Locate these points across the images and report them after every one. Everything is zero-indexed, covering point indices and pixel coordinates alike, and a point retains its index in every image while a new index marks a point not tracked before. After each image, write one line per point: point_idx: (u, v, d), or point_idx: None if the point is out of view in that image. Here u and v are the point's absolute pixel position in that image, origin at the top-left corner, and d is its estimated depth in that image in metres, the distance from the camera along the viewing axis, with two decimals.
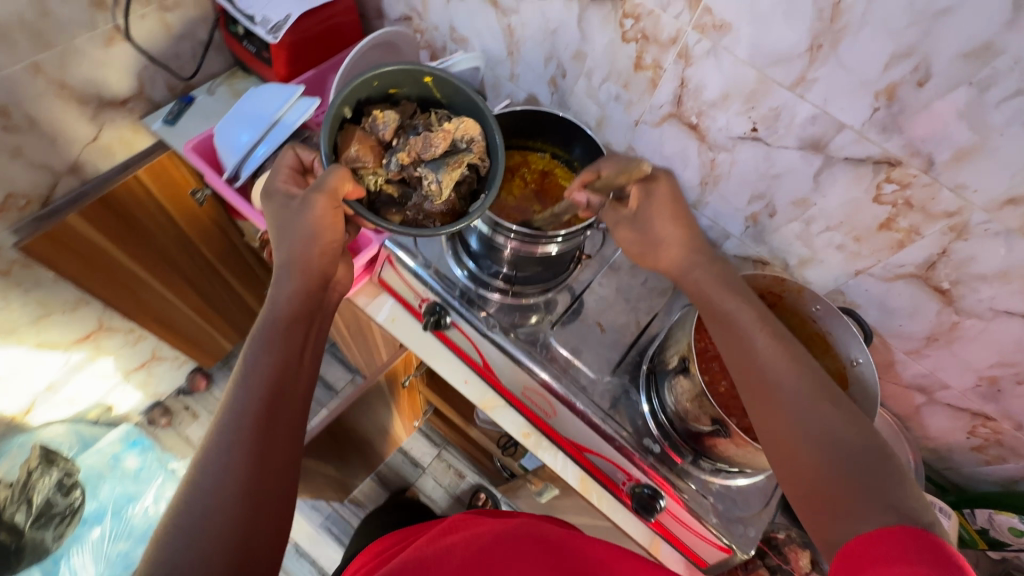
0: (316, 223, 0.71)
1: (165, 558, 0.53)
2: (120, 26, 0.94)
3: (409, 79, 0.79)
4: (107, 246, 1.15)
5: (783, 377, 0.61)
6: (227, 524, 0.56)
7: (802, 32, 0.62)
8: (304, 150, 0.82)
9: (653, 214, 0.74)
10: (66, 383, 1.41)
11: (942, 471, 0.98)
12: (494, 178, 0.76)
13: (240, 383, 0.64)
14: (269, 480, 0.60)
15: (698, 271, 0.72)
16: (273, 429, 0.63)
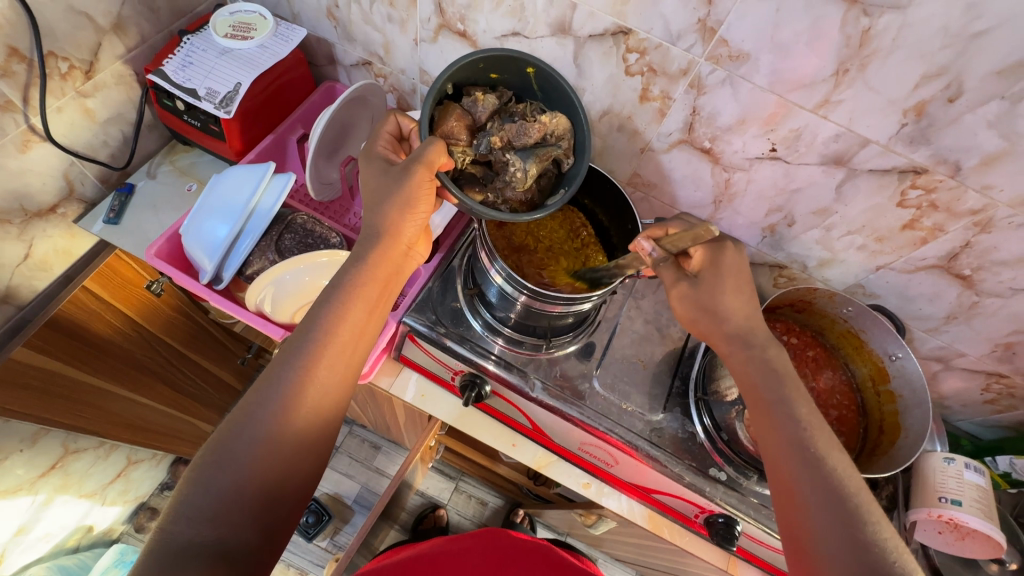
0: (358, 318, 0.63)
1: (200, 482, 0.51)
2: (35, 126, 0.81)
3: (512, 67, 0.71)
4: (64, 366, 1.00)
5: (806, 484, 0.55)
6: (257, 502, 0.52)
7: (827, 59, 0.61)
8: (406, 118, 0.77)
9: (723, 282, 0.66)
10: (37, 522, 1.23)
11: (958, 425, 1.02)
12: (575, 177, 0.70)
13: (300, 340, 0.59)
14: (304, 463, 0.56)
15: (754, 345, 0.65)
16: (324, 410, 0.57)
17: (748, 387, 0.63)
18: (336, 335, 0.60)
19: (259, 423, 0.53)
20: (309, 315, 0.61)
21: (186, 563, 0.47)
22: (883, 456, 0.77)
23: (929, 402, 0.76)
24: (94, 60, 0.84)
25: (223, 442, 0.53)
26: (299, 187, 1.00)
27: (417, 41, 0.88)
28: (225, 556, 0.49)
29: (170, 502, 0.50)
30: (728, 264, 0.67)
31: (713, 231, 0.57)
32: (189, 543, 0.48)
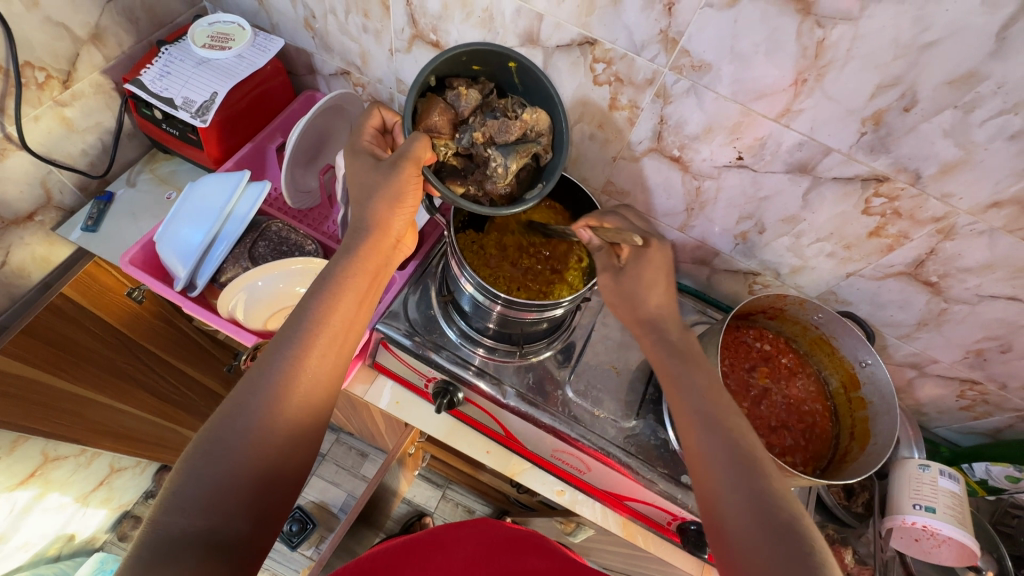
0: (348, 305, 0.62)
1: (192, 472, 0.49)
2: (11, 135, 0.81)
3: (495, 61, 0.70)
4: (44, 375, 1.00)
5: (713, 451, 0.56)
6: (251, 492, 0.50)
7: (786, 68, 0.62)
8: (389, 111, 0.77)
9: (643, 274, 0.69)
10: (17, 529, 1.23)
11: (935, 430, 1.02)
12: (553, 173, 0.70)
13: (291, 331, 0.58)
14: (296, 453, 0.55)
15: (664, 331, 0.67)
16: (315, 399, 0.56)
17: (660, 370, 0.65)
18: (327, 326, 0.59)
19: (250, 412, 0.52)
20: (298, 308, 0.60)
21: (177, 555, 0.45)
22: (853, 462, 0.77)
23: (897, 407, 0.76)
24: (71, 70, 0.85)
25: (213, 432, 0.51)
26: (277, 195, 1.01)
27: (392, 51, 0.89)
28: (218, 546, 0.47)
29: (161, 494, 0.49)
30: (652, 260, 0.70)
31: (638, 239, 0.66)
32: (180, 534, 0.46)
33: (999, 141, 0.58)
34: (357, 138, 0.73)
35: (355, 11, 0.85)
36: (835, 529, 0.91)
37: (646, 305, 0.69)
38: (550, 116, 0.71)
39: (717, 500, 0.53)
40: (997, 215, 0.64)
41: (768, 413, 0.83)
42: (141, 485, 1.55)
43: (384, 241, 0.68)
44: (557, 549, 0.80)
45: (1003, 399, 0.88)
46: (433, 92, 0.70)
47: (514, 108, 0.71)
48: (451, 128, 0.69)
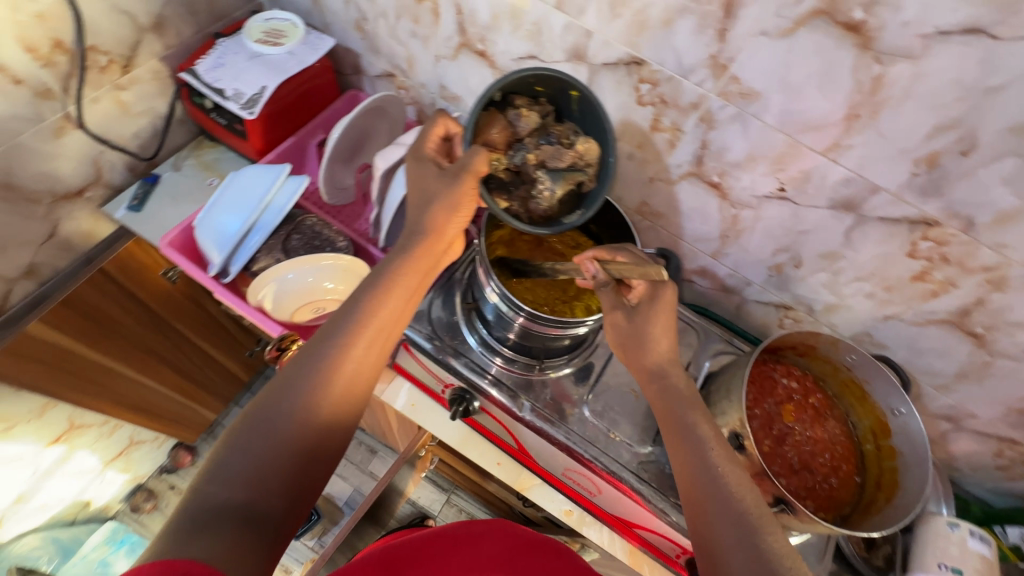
0: (392, 302, 0.62)
1: (236, 446, 0.50)
2: (70, 114, 0.85)
3: (558, 86, 0.69)
4: (76, 345, 1.03)
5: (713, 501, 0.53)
6: (291, 471, 0.50)
7: (838, 102, 0.60)
8: (453, 121, 0.73)
9: (655, 315, 0.66)
10: (37, 491, 1.27)
11: (966, 487, 0.97)
12: (594, 201, 0.69)
13: (341, 318, 0.59)
14: (335, 438, 0.55)
15: (671, 379, 0.65)
16: (357, 388, 0.56)
17: (663, 416, 0.63)
18: (376, 316, 0.60)
19: (298, 391, 0.53)
20: (350, 298, 0.61)
21: (217, 525, 0.45)
22: (878, 513, 0.74)
23: (930, 461, 0.73)
24: (131, 56, 0.89)
25: (261, 408, 0.52)
26: (314, 190, 1.02)
27: (438, 57, 0.90)
28: (253, 521, 0.47)
29: (205, 463, 0.49)
30: (664, 300, 0.66)
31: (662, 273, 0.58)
32: (220, 504, 0.46)
33: None
34: (421, 143, 0.71)
35: (405, 16, 0.87)
36: None
37: (650, 353, 0.67)
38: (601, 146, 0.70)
39: (720, 555, 0.50)
40: None
41: (791, 453, 0.80)
42: (157, 459, 1.58)
43: (438, 244, 0.69)
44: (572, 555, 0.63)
45: None
46: (496, 106, 0.70)
47: (569, 134, 0.71)
48: (506, 145, 0.69)
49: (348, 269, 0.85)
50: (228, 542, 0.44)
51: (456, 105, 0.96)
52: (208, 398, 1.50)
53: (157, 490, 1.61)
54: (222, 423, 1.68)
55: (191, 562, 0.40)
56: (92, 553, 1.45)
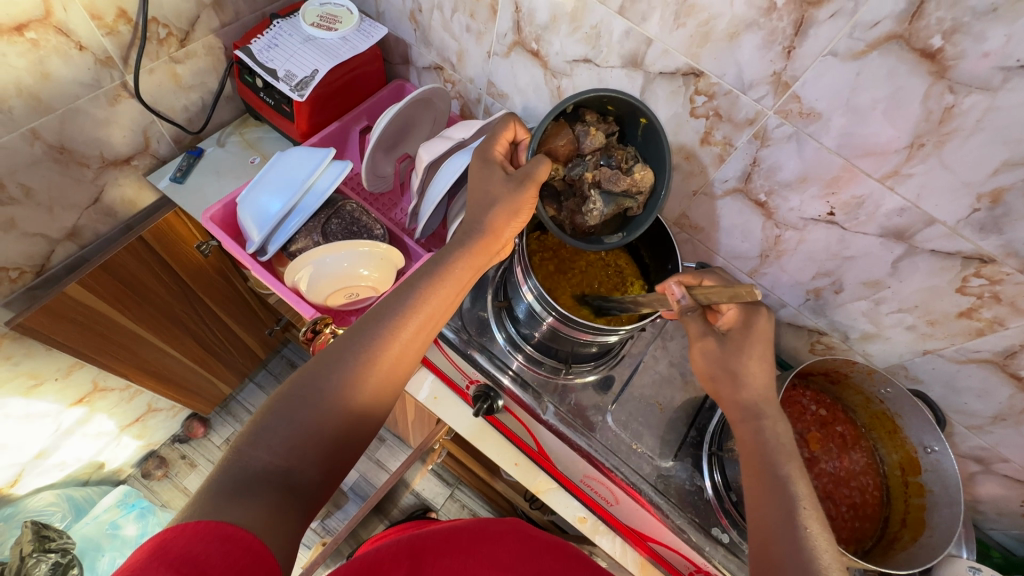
0: (434, 289, 0.61)
1: (279, 413, 0.50)
2: (127, 83, 0.87)
3: (629, 108, 0.72)
4: (109, 310, 1.05)
5: (784, 556, 0.51)
6: (329, 444, 0.51)
7: (903, 130, 0.59)
8: (522, 125, 0.75)
9: (749, 343, 0.65)
10: (58, 448, 1.29)
11: (988, 532, 0.94)
12: (636, 227, 0.73)
13: (395, 300, 0.59)
14: (373, 416, 0.56)
15: (765, 421, 0.62)
16: (397, 372, 0.57)
17: (749, 455, 0.61)
18: (427, 303, 0.60)
19: (345, 367, 0.54)
20: (405, 281, 0.61)
21: (255, 489, 0.45)
22: (901, 550, 0.73)
23: (961, 504, 0.71)
24: (190, 30, 0.90)
25: (307, 379, 0.53)
26: (353, 176, 1.03)
27: (490, 53, 0.90)
28: (289, 489, 0.48)
29: (247, 423, 0.50)
30: (757, 327, 0.65)
31: (755, 296, 0.50)
32: (260, 469, 0.47)
33: None
34: (489, 146, 0.72)
35: (461, 10, 0.87)
36: None
37: (747, 387, 0.64)
38: (655, 175, 0.73)
39: None
40: None
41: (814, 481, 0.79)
42: (170, 428, 1.61)
43: (491, 246, 0.68)
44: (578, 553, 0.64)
45: None
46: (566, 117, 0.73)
47: (628, 158, 0.74)
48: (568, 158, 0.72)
49: (385, 257, 0.86)
50: (266, 508, 0.45)
51: (502, 102, 0.96)
52: (224, 371, 1.52)
53: (168, 459, 1.63)
54: (237, 398, 1.70)
55: (232, 526, 0.42)
56: (104, 514, 1.42)
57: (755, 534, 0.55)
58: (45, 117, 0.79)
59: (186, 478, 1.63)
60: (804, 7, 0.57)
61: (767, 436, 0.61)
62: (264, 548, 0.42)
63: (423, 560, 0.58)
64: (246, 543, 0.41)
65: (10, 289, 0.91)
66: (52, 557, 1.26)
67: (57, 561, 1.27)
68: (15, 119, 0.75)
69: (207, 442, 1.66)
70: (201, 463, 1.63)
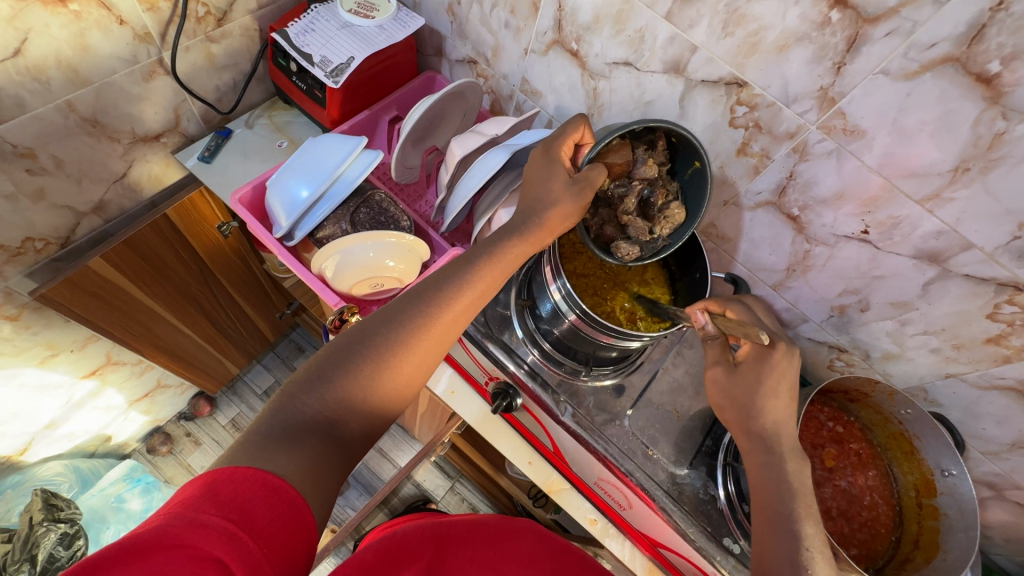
0: (474, 274, 0.64)
1: (329, 364, 0.54)
2: (163, 60, 0.86)
3: (690, 147, 0.72)
4: (128, 284, 1.05)
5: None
6: (375, 401, 0.54)
7: (949, 153, 0.59)
8: (589, 133, 0.74)
9: (764, 380, 0.63)
10: (67, 419, 1.30)
11: (994, 557, 0.94)
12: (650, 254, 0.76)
13: (445, 273, 0.63)
14: (414, 379, 0.58)
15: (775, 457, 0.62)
16: (439, 338, 0.60)
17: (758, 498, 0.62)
18: (474, 278, 0.64)
19: (398, 328, 0.57)
20: (456, 258, 0.66)
21: (301, 437, 0.48)
22: (913, 572, 0.73)
23: (978, 529, 0.71)
24: (227, 10, 0.90)
25: (358, 335, 0.56)
26: (381, 165, 1.03)
27: (527, 51, 0.90)
28: (333, 439, 0.50)
29: (302, 370, 0.53)
30: (775, 366, 0.63)
31: (763, 339, 0.55)
32: (308, 414, 0.50)
33: None
34: (554, 144, 0.72)
35: (502, 6, 0.86)
36: None
37: (760, 417, 0.63)
38: (688, 214, 0.75)
39: None
40: None
41: (827, 497, 0.80)
42: (177, 405, 1.61)
43: (545, 238, 0.71)
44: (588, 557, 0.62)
45: None
46: (632, 135, 0.73)
47: (669, 194, 0.75)
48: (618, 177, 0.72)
49: (411, 248, 0.86)
50: (308, 461, 0.46)
51: (534, 100, 0.96)
52: (234, 351, 1.52)
53: (174, 435, 1.63)
54: (244, 379, 1.71)
55: (279, 478, 0.43)
56: (110, 487, 1.42)
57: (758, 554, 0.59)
58: (82, 90, 0.79)
59: (191, 455, 1.63)
60: (859, 23, 0.56)
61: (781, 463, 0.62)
62: (305, 507, 0.44)
63: (446, 548, 0.59)
64: (289, 497, 0.43)
65: (35, 261, 0.92)
66: (61, 526, 1.26)
67: (66, 531, 1.26)
68: (52, 90, 0.75)
69: (213, 421, 1.66)
70: (206, 442, 1.64)
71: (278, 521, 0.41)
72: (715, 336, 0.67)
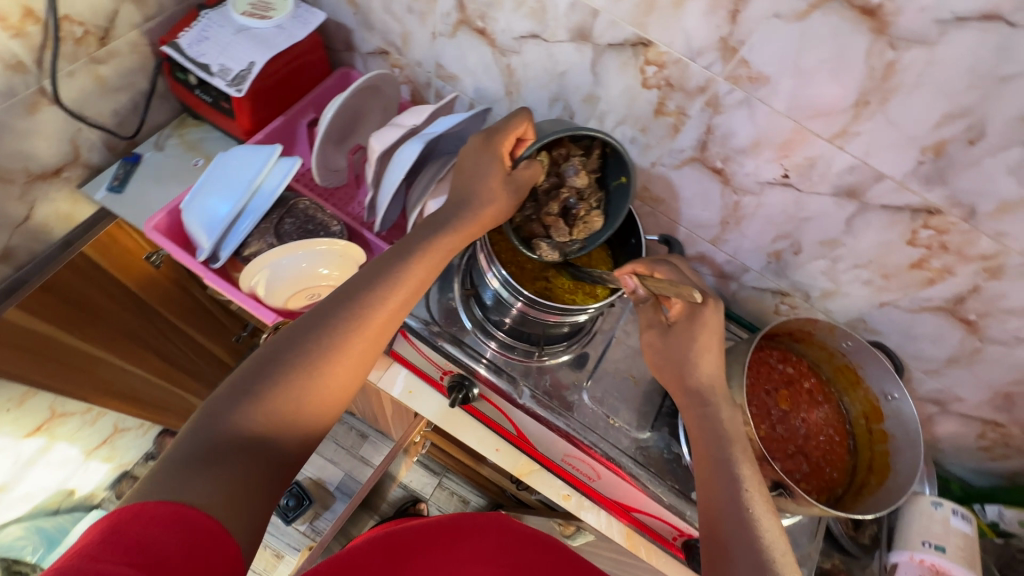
0: (403, 274, 0.62)
1: (254, 377, 0.52)
2: (45, 89, 0.81)
3: (622, 161, 0.73)
4: (56, 332, 0.99)
5: (732, 542, 0.55)
6: (310, 410, 0.53)
7: (849, 88, 0.60)
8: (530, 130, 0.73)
9: (696, 337, 0.67)
10: (19, 480, 1.24)
11: (948, 466, 1.00)
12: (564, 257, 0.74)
13: (376, 273, 0.61)
14: (351, 382, 0.57)
15: (710, 407, 0.66)
16: (373, 337, 0.58)
17: (698, 448, 0.65)
18: (406, 276, 0.62)
19: (327, 332, 0.56)
20: (388, 253, 0.64)
21: (224, 459, 0.46)
22: (870, 495, 0.76)
23: (921, 445, 0.74)
24: (109, 27, 0.84)
25: (283, 343, 0.54)
26: (305, 171, 1.00)
27: (435, 34, 0.87)
28: (263, 455, 0.49)
29: (226, 384, 0.51)
30: (706, 323, 0.66)
31: (695, 297, 0.63)
32: (233, 432, 0.48)
33: None
34: (494, 136, 0.71)
35: None
36: (841, 559, 0.91)
37: (695, 374, 0.67)
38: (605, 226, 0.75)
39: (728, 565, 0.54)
40: None
41: (785, 438, 0.82)
42: (142, 446, 1.53)
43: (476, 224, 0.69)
44: (553, 541, 0.66)
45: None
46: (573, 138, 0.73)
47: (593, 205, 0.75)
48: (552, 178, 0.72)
49: (344, 253, 0.83)
50: (231, 483, 0.45)
51: (452, 85, 0.94)
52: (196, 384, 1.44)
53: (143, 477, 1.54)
54: None
55: (197, 510, 0.42)
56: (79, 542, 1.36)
57: (706, 515, 0.59)
58: None
59: None
60: None
61: (711, 422, 0.65)
62: (226, 535, 0.43)
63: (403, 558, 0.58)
64: (206, 527, 0.42)
65: None
66: None
67: None
68: None
69: None
70: None
71: (193, 556, 0.40)
72: (645, 298, 0.73)
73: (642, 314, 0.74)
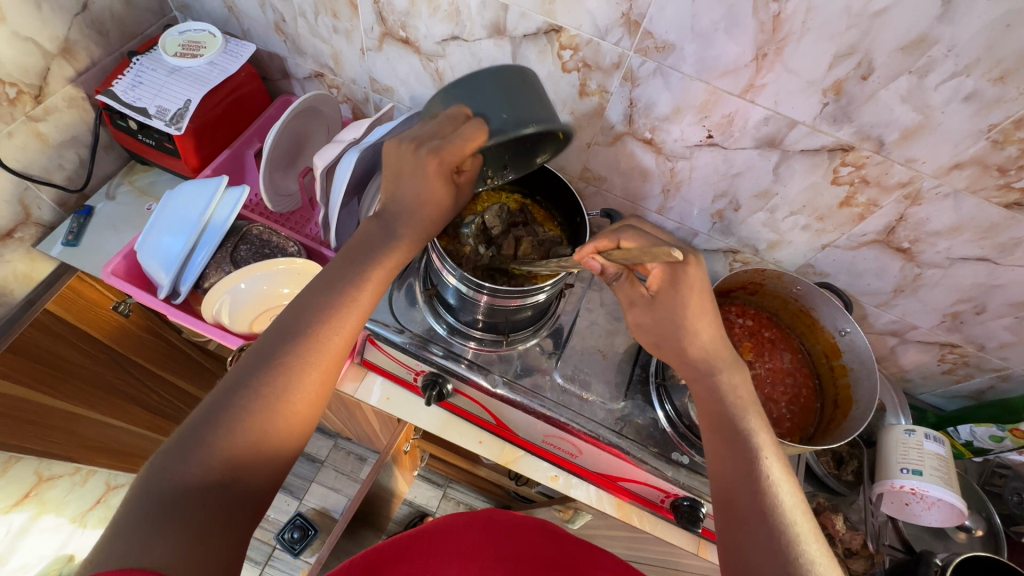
0: (343, 296, 0.61)
1: (204, 425, 0.50)
2: None
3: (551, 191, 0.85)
4: (30, 393, 0.97)
5: (747, 502, 0.55)
6: (268, 448, 0.52)
7: (746, 44, 0.63)
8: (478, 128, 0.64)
9: (685, 301, 0.67)
10: (13, 552, 1.22)
11: (920, 395, 1.03)
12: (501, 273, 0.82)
13: (318, 298, 0.60)
14: (309, 414, 0.57)
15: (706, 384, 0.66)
16: (325, 364, 0.58)
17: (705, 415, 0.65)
18: (349, 297, 0.62)
19: (276, 368, 0.55)
20: (331, 274, 0.64)
21: (182, 513, 0.45)
22: (837, 428, 0.78)
23: (877, 372, 0.77)
24: (43, 85, 0.86)
25: (234, 385, 0.53)
26: (257, 201, 1.02)
27: (363, 50, 0.90)
28: (223, 502, 0.48)
29: (175, 435, 0.50)
30: (691, 285, 0.66)
31: (675, 257, 0.50)
32: (189, 484, 0.47)
33: (954, 104, 0.60)
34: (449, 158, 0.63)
35: (323, 12, 0.86)
36: (827, 497, 0.93)
37: (696, 343, 0.67)
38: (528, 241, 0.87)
39: (743, 527, 0.54)
40: (959, 176, 0.66)
41: (753, 387, 0.84)
42: None
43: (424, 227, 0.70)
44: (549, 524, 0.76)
45: (982, 360, 0.90)
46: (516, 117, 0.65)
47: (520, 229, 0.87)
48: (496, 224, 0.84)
49: (302, 271, 0.85)
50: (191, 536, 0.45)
51: (388, 96, 0.96)
52: None
53: None
54: None
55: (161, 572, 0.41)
56: None
57: (722, 486, 0.59)
58: None
59: None
60: None
61: None
62: None
63: None
64: None
65: None
66: None
67: None
68: None
69: None
70: None
71: None
72: (618, 274, 0.70)
73: (619, 290, 0.72)
